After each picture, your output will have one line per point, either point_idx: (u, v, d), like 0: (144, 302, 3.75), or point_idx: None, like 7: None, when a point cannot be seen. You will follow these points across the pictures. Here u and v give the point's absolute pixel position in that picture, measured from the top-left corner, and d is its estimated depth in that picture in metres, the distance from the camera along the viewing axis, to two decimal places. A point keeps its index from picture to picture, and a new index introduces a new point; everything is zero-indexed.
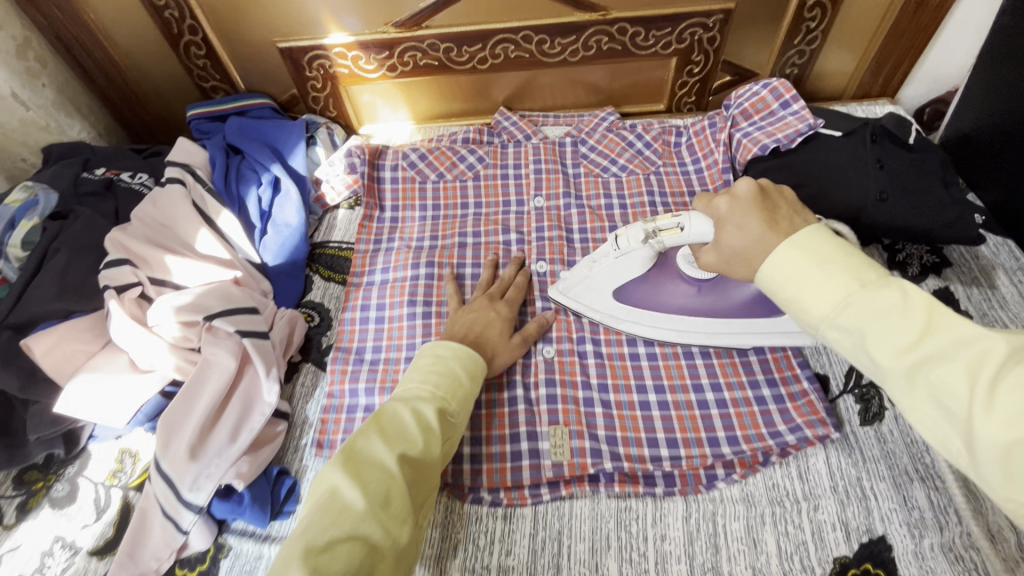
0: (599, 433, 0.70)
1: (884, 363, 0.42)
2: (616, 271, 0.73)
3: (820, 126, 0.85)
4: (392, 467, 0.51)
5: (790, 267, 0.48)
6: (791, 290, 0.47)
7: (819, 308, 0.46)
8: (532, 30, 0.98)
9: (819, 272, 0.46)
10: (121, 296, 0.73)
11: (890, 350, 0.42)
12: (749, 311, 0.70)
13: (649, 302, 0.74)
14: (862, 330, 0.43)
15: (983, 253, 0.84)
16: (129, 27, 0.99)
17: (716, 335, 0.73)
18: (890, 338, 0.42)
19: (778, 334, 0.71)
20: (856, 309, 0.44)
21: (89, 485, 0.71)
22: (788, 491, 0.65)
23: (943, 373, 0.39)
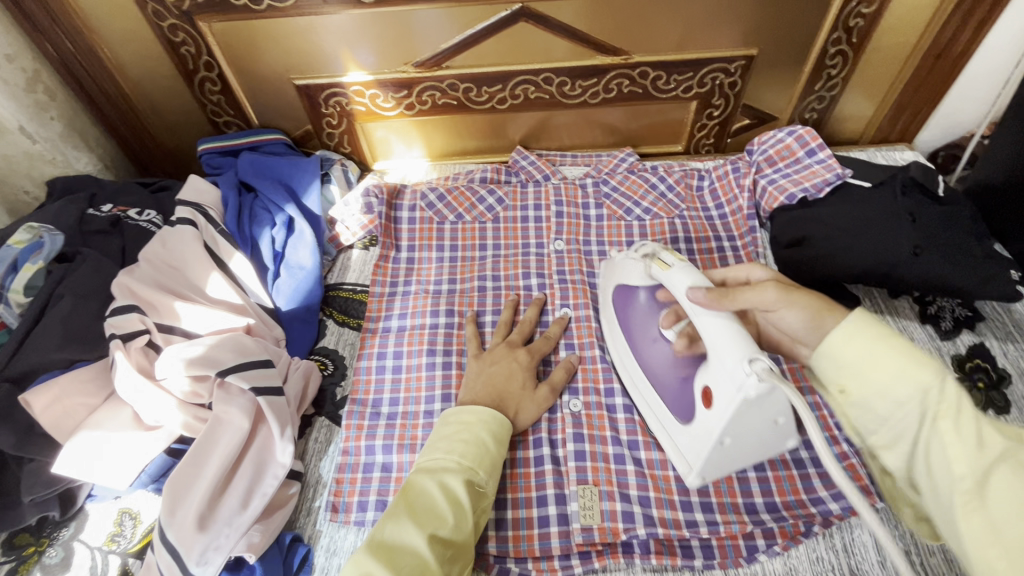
0: (631, 493, 0.66)
1: (957, 459, 0.44)
2: (625, 270, 0.75)
3: (847, 176, 0.87)
4: (426, 551, 0.51)
5: (875, 331, 0.52)
6: (847, 356, 0.51)
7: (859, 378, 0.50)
8: (553, 72, 0.98)
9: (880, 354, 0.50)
10: (128, 346, 0.69)
11: (946, 440, 0.45)
12: (675, 402, 0.65)
13: (625, 320, 0.75)
14: (933, 415, 0.47)
15: (1017, 307, 0.82)
16: (144, 63, 0.97)
17: (638, 393, 0.72)
18: (970, 435, 0.45)
19: (677, 448, 0.64)
20: (941, 399, 0.47)
21: (86, 551, 0.66)
22: (834, 566, 0.61)
23: (1006, 482, 0.42)
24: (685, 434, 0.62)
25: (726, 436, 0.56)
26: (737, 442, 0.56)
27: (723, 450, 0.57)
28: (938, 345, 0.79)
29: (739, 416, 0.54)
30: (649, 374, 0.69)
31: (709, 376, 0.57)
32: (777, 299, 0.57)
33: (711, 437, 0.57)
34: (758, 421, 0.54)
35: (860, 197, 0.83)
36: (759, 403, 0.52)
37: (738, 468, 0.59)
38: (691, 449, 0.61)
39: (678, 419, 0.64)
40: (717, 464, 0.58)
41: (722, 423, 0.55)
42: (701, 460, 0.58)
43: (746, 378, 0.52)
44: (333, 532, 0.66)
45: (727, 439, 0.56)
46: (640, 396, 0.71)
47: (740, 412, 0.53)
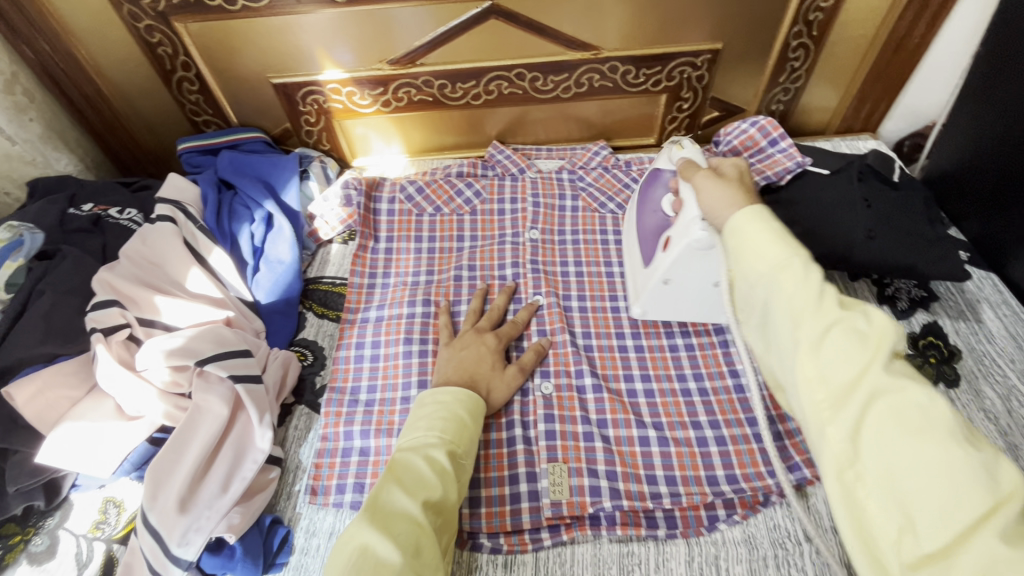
0: (599, 468, 0.69)
1: (803, 327, 0.49)
2: (659, 156, 0.82)
3: (807, 164, 0.90)
4: (419, 515, 0.53)
5: (758, 217, 0.55)
6: (739, 244, 0.55)
7: (744, 262, 0.54)
8: (525, 68, 1.00)
9: (763, 242, 0.53)
10: (108, 339, 0.71)
11: (794, 310, 0.50)
12: (643, 255, 0.79)
13: (640, 194, 0.84)
14: (782, 289, 0.51)
15: (969, 286, 0.86)
16: (121, 63, 0.98)
17: (627, 251, 0.86)
18: (813, 302, 0.49)
19: (634, 284, 0.81)
20: (793, 272, 0.51)
21: (70, 538, 0.68)
22: (790, 532, 0.64)
23: (839, 345, 0.47)
24: (642, 276, 0.78)
25: (667, 277, 0.72)
26: (675, 283, 0.73)
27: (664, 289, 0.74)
28: None
29: (678, 263, 0.69)
30: (639, 236, 0.81)
31: (673, 229, 0.70)
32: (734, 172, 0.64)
33: (657, 277, 0.73)
34: (690, 270, 0.70)
35: (819, 183, 0.87)
36: (698, 258, 0.68)
37: (673, 311, 0.78)
38: (643, 287, 0.77)
39: (642, 265, 0.79)
40: (659, 301, 0.77)
41: (666, 266, 0.71)
42: (644, 295, 0.76)
43: (695, 228, 0.65)
44: (312, 514, 0.69)
45: (668, 280, 0.73)
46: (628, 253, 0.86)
47: (679, 258, 0.69)
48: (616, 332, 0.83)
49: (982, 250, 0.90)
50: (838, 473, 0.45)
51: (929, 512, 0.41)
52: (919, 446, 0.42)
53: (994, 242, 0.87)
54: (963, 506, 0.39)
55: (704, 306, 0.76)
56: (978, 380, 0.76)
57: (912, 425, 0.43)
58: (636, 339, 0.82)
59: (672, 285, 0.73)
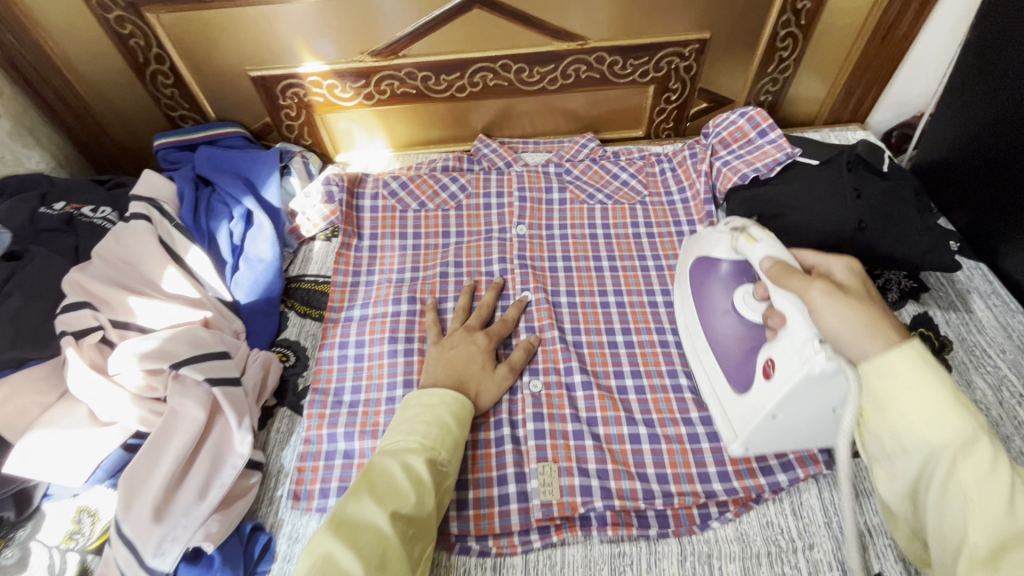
0: (589, 468, 0.67)
1: (975, 523, 0.42)
2: (710, 241, 0.74)
3: (797, 155, 0.89)
4: (386, 528, 0.52)
5: (914, 358, 0.47)
6: (890, 398, 0.47)
7: (899, 420, 0.47)
8: (510, 59, 0.98)
9: (927, 405, 0.46)
10: (80, 343, 0.68)
11: (969, 499, 0.43)
12: (732, 374, 0.66)
13: (698, 290, 0.74)
14: (951, 466, 0.44)
15: (959, 277, 0.86)
16: (92, 56, 0.94)
17: (698, 363, 0.73)
18: (993, 494, 0.42)
19: (718, 409, 0.68)
20: (970, 451, 0.44)
21: (43, 550, 0.64)
22: (783, 529, 0.63)
23: (1023, 562, 0.40)
24: (736, 406, 0.64)
25: (780, 411, 0.58)
26: (788, 418, 0.59)
27: (773, 425, 0.60)
28: None
29: (794, 395, 0.56)
30: (712, 345, 0.70)
31: (776, 351, 0.59)
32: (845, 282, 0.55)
33: (764, 409, 0.59)
34: (811, 403, 0.56)
35: (807, 174, 0.86)
36: (823, 386, 0.54)
37: (781, 444, 0.63)
38: (739, 417, 0.63)
39: (732, 389, 0.66)
40: (762, 436, 0.61)
41: (775, 400, 0.58)
42: (746, 430, 0.61)
43: (814, 356, 0.53)
44: (295, 519, 0.67)
45: (779, 415, 0.59)
46: (698, 366, 0.73)
47: (796, 390, 0.55)
48: (606, 327, 0.82)
49: (971, 240, 0.89)
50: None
51: None
52: None
53: (984, 231, 0.87)
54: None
55: (824, 435, 0.61)
56: (969, 370, 0.75)
57: None
58: (625, 334, 0.81)
59: (783, 420, 0.59)
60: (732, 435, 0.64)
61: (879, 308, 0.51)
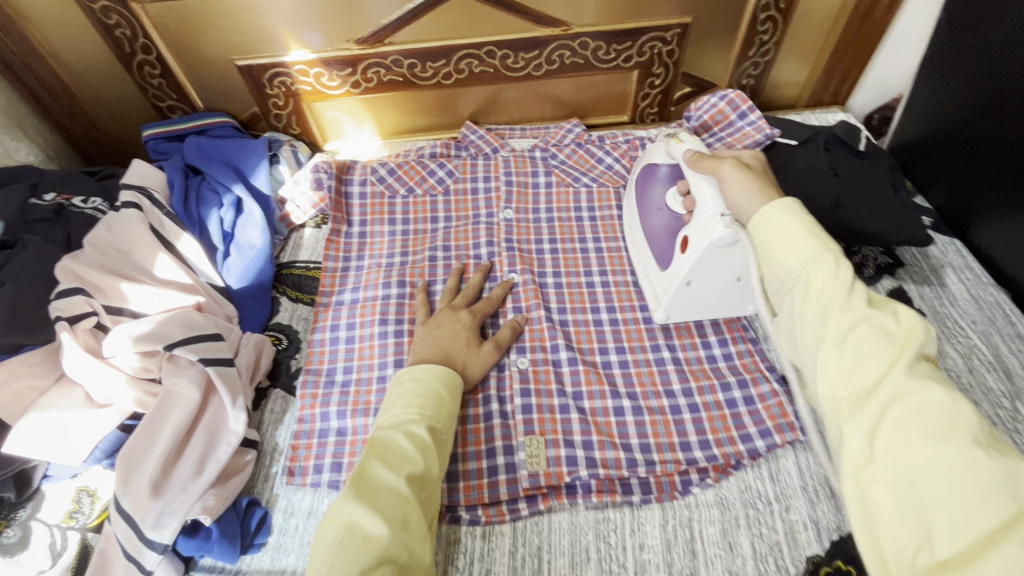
0: (575, 439, 0.70)
1: (831, 324, 0.46)
2: (652, 152, 0.85)
3: (776, 136, 0.91)
4: (404, 489, 0.53)
5: (789, 209, 0.54)
6: (770, 236, 0.53)
7: (777, 254, 0.52)
8: (496, 45, 0.99)
9: (797, 236, 0.51)
10: (75, 327, 0.69)
11: (820, 304, 0.47)
12: (659, 254, 0.79)
13: (641, 192, 0.85)
14: (811, 283, 0.49)
15: (933, 252, 0.88)
16: (78, 46, 0.95)
17: (635, 254, 0.86)
18: (843, 298, 0.47)
19: (648, 287, 0.81)
20: (821, 266, 0.49)
21: (43, 529, 0.66)
22: (760, 493, 0.66)
23: (864, 346, 0.44)
24: (660, 279, 0.78)
25: (691, 277, 0.72)
26: (698, 284, 0.73)
27: (688, 290, 0.74)
28: None
29: (701, 263, 0.70)
30: (647, 236, 0.82)
31: (690, 229, 0.71)
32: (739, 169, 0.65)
33: (680, 277, 0.73)
34: (713, 268, 0.71)
35: (787, 154, 0.88)
36: (721, 250, 0.68)
37: (697, 311, 0.77)
38: (664, 289, 0.77)
39: (657, 266, 0.79)
40: (681, 301, 0.76)
41: (688, 267, 0.71)
42: (669, 298, 0.76)
43: (716, 226, 0.66)
44: (290, 495, 0.69)
45: (691, 280, 0.72)
46: (634, 256, 0.86)
47: (702, 257, 0.69)
48: (591, 306, 0.84)
49: (946, 217, 0.92)
50: (852, 471, 0.41)
51: (951, 517, 0.36)
52: (939, 447, 0.38)
53: (958, 208, 0.89)
54: (983, 515, 0.35)
55: (727, 300, 0.76)
56: (941, 341, 0.78)
57: (946, 430, 0.39)
58: (610, 313, 0.83)
59: (696, 286, 0.73)
60: (657, 305, 0.79)
61: (769, 182, 0.62)
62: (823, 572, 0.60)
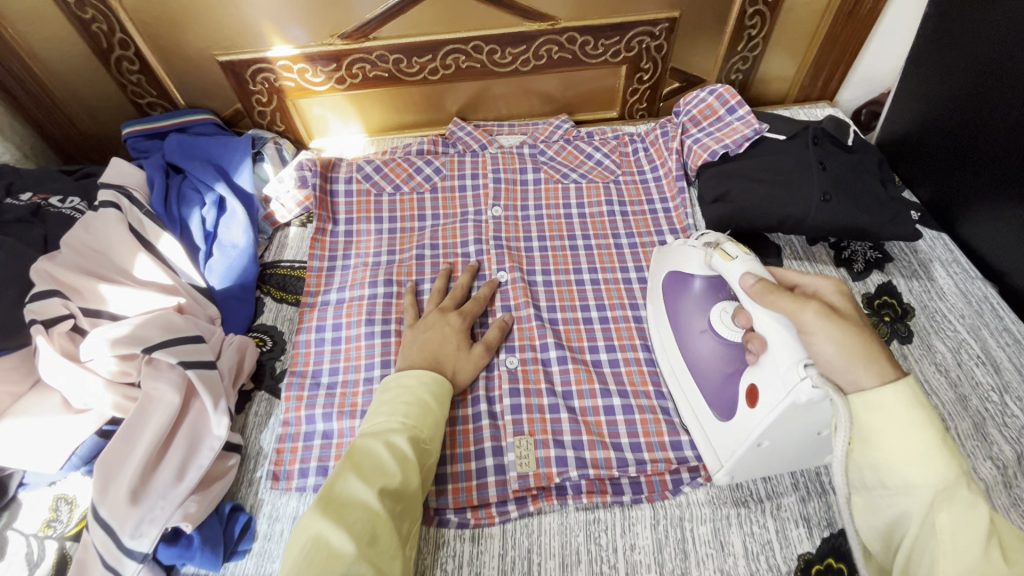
0: (565, 439, 0.69)
1: (948, 566, 0.41)
2: (682, 257, 0.75)
3: (765, 131, 0.90)
4: (377, 504, 0.52)
5: (909, 399, 0.47)
6: (880, 430, 0.47)
7: (887, 454, 0.46)
8: (482, 40, 0.98)
9: (918, 443, 0.45)
10: (50, 331, 0.67)
11: (943, 536, 0.42)
12: (716, 396, 0.65)
13: (674, 308, 0.74)
14: (931, 506, 0.44)
15: (921, 247, 0.88)
16: (53, 41, 0.92)
17: (676, 387, 0.71)
18: (974, 539, 0.41)
19: (699, 429, 0.67)
20: (949, 494, 0.43)
21: (20, 539, 0.64)
22: (752, 491, 0.65)
23: None
24: (719, 432, 0.64)
25: (764, 438, 0.58)
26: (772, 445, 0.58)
27: (759, 451, 0.59)
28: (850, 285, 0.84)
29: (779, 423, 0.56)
30: (689, 366, 0.69)
31: (759, 378, 0.58)
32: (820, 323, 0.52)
33: (748, 438, 0.59)
34: (794, 428, 0.56)
35: (775, 149, 0.88)
36: (805, 410, 0.54)
37: (765, 467, 0.63)
38: (723, 445, 0.63)
39: (714, 414, 0.65)
40: (748, 464, 0.61)
41: (761, 428, 0.57)
42: (732, 458, 0.61)
43: (798, 383, 0.52)
44: (275, 499, 0.67)
45: (764, 442, 0.58)
46: (674, 387, 0.72)
47: (780, 420, 0.55)
48: (581, 304, 0.83)
49: (934, 211, 0.92)
50: None
51: None
52: None
53: (945, 201, 0.89)
54: None
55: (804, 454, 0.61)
56: (930, 336, 0.78)
57: None
58: (600, 310, 0.82)
59: (768, 447, 0.59)
60: (717, 463, 0.63)
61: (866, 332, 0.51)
62: (814, 570, 0.60)
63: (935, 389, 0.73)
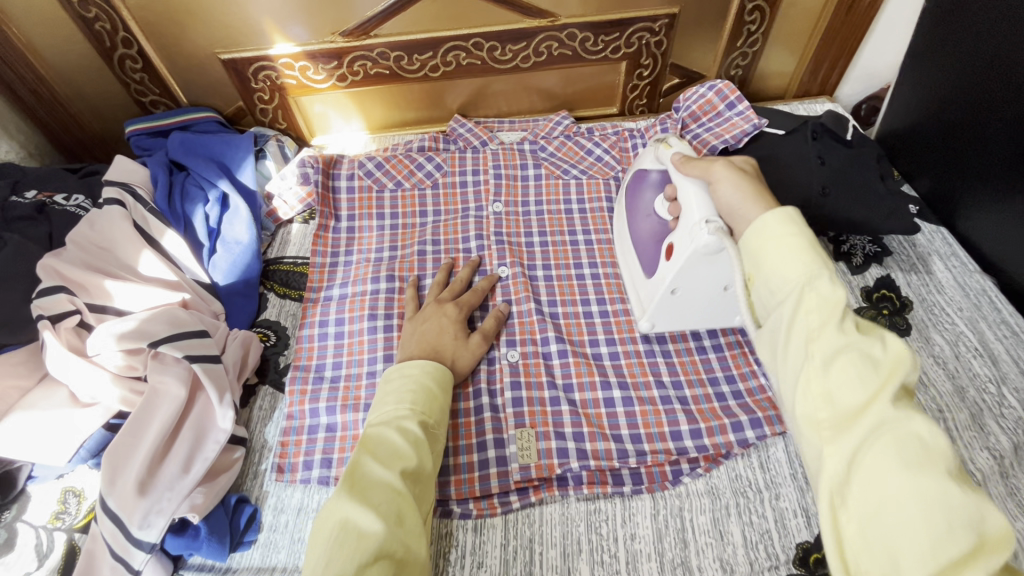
0: (566, 431, 0.70)
1: (813, 344, 0.44)
2: (643, 157, 0.81)
3: (764, 125, 0.91)
4: (397, 484, 0.53)
5: (787, 221, 0.49)
6: (759, 248, 0.50)
7: (767, 269, 0.49)
8: (483, 37, 0.98)
9: (790, 251, 0.48)
10: (57, 326, 0.68)
11: (808, 324, 0.44)
12: (647, 260, 0.75)
13: (632, 197, 0.81)
14: (800, 299, 0.45)
15: (920, 240, 0.89)
16: (57, 40, 0.93)
17: (627, 264, 0.82)
18: (835, 318, 0.43)
19: (636, 295, 0.78)
20: (815, 286, 0.45)
21: (29, 530, 0.65)
22: (750, 482, 0.66)
23: (849, 369, 0.41)
24: (646, 287, 0.75)
25: (676, 285, 0.68)
26: (684, 292, 0.69)
27: (673, 298, 0.70)
28: (849, 279, 0.85)
29: (687, 269, 0.66)
30: (635, 243, 0.79)
31: (675, 237, 0.68)
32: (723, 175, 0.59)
33: (664, 286, 0.70)
34: (700, 275, 0.67)
35: (775, 144, 0.88)
36: (707, 260, 0.64)
37: (684, 320, 0.74)
38: (648, 296, 0.74)
39: (644, 275, 0.76)
40: (666, 311, 0.73)
41: (672, 275, 0.67)
42: (652, 306, 0.72)
43: (700, 233, 0.62)
44: (280, 491, 0.68)
45: (676, 289, 0.69)
46: (625, 264, 0.82)
47: (686, 265, 0.65)
48: (581, 299, 0.83)
49: (933, 206, 0.92)
50: (829, 493, 0.40)
51: (917, 549, 0.35)
52: (914, 477, 0.36)
53: (943, 195, 0.90)
54: (945, 536, 0.34)
55: (717, 308, 0.72)
56: (928, 328, 0.79)
57: (925, 462, 0.37)
58: (600, 304, 0.83)
59: (680, 294, 0.70)
60: (643, 314, 0.75)
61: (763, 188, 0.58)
62: (812, 558, 0.60)
63: (932, 380, 0.73)
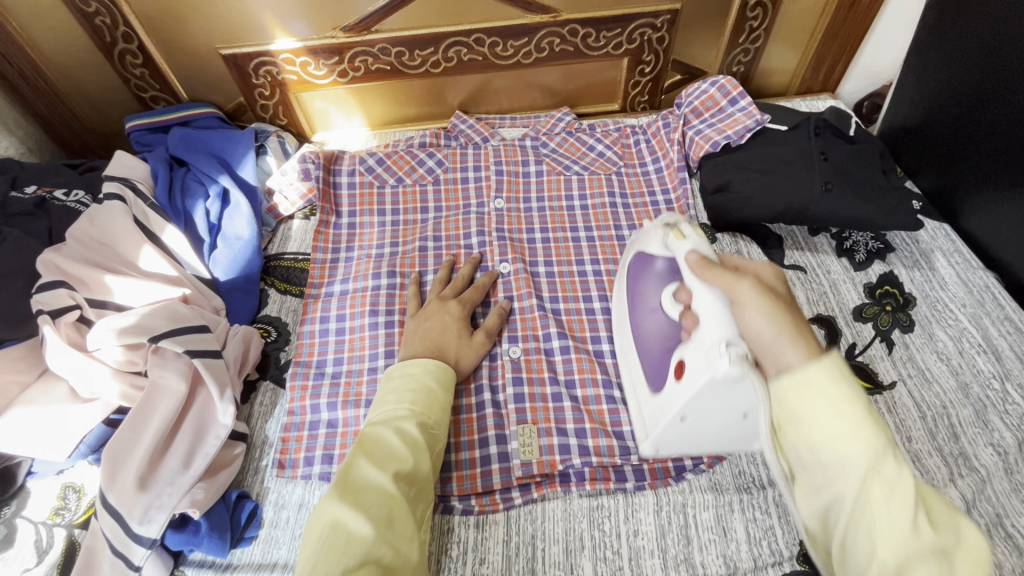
0: (568, 427, 0.70)
1: (884, 545, 0.40)
2: (646, 237, 0.70)
3: (766, 121, 0.90)
4: (390, 487, 0.52)
5: (833, 373, 0.45)
6: (805, 407, 0.45)
7: (817, 435, 0.44)
8: (484, 33, 0.98)
9: (848, 423, 0.43)
10: (57, 321, 0.68)
11: (876, 520, 0.40)
12: (652, 369, 0.64)
13: (634, 284, 0.71)
14: (863, 485, 0.41)
15: (923, 237, 0.88)
16: (57, 35, 0.93)
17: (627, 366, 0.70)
18: (906, 517, 0.40)
19: (637, 403, 0.67)
20: (879, 470, 0.42)
21: (29, 526, 0.65)
22: (754, 478, 0.66)
23: None
24: (651, 405, 0.63)
25: (687, 413, 0.57)
26: (696, 420, 0.57)
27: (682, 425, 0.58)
28: (852, 275, 0.85)
29: (699, 398, 0.54)
30: (637, 340, 0.69)
31: (687, 353, 0.57)
32: (751, 296, 0.51)
33: (672, 411, 0.58)
34: (717, 406, 0.55)
35: (778, 140, 0.88)
36: (725, 390, 0.52)
37: (694, 447, 0.61)
38: (653, 417, 0.62)
39: (649, 389, 0.65)
40: (672, 437, 0.61)
41: (681, 401, 0.56)
42: (656, 433, 0.60)
43: (718, 359, 0.51)
44: (281, 487, 0.68)
45: (686, 417, 0.57)
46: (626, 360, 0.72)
47: (699, 394, 0.54)
48: (583, 295, 0.83)
49: (936, 202, 0.92)
50: None
51: None
52: None
53: (946, 192, 0.90)
54: None
55: (733, 441, 0.59)
56: (932, 324, 0.78)
57: None
58: (602, 300, 0.83)
59: (691, 422, 0.58)
60: (644, 436, 0.63)
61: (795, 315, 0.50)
62: None
63: (935, 377, 0.73)
